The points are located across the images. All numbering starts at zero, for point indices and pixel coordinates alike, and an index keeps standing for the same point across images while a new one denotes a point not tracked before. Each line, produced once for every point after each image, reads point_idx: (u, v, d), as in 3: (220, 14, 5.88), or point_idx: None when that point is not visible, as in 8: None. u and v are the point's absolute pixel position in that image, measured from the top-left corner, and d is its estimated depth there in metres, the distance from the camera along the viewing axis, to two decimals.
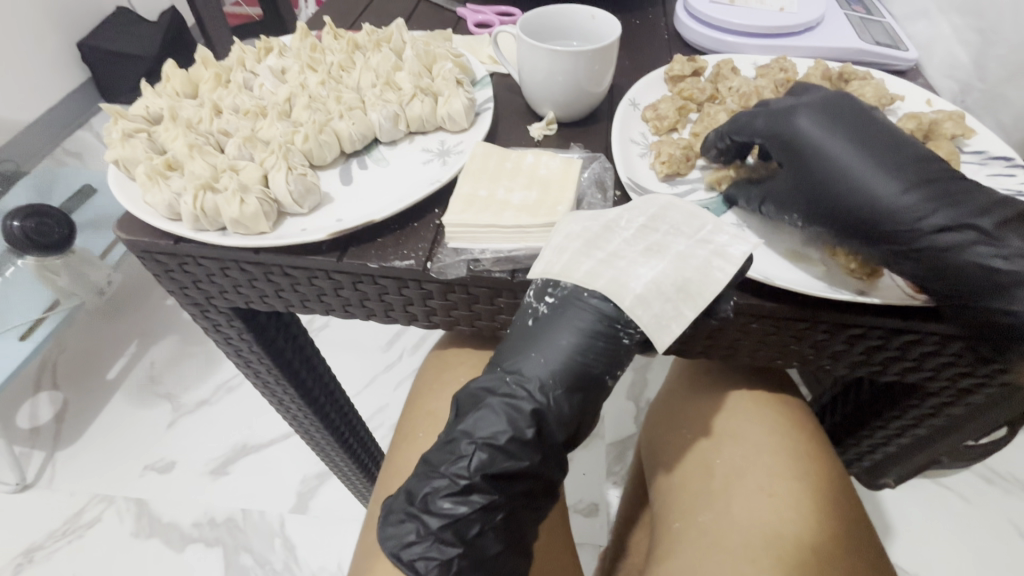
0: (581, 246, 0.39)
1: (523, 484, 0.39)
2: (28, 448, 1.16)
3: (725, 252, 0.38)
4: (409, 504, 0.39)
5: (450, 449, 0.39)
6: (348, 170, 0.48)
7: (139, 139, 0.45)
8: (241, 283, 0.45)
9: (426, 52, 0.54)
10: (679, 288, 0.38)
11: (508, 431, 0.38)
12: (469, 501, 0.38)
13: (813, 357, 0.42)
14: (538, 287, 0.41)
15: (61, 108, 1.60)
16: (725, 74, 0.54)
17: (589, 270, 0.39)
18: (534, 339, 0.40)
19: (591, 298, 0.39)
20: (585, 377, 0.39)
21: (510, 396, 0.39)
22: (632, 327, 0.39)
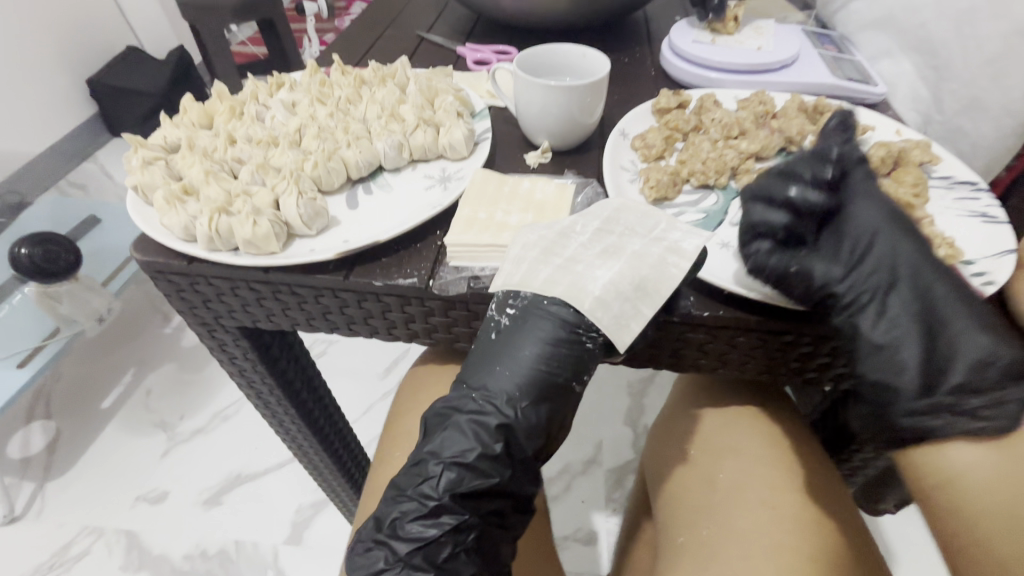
0: (539, 254, 0.42)
1: (494, 503, 0.41)
2: (18, 479, 1.14)
3: (678, 249, 0.41)
4: (377, 531, 0.40)
5: (416, 471, 0.40)
6: (353, 195, 0.50)
7: (157, 166, 0.48)
8: (248, 300, 0.47)
9: (429, 87, 0.58)
10: (637, 286, 0.40)
11: (475, 448, 0.39)
12: (439, 524, 0.39)
13: (799, 369, 0.44)
14: (500, 298, 0.42)
15: (69, 140, 1.65)
16: (708, 107, 0.57)
17: (547, 277, 0.41)
18: (499, 352, 0.41)
19: (551, 305, 0.41)
20: (550, 386, 0.41)
21: (477, 413, 0.40)
22: (594, 332, 0.40)
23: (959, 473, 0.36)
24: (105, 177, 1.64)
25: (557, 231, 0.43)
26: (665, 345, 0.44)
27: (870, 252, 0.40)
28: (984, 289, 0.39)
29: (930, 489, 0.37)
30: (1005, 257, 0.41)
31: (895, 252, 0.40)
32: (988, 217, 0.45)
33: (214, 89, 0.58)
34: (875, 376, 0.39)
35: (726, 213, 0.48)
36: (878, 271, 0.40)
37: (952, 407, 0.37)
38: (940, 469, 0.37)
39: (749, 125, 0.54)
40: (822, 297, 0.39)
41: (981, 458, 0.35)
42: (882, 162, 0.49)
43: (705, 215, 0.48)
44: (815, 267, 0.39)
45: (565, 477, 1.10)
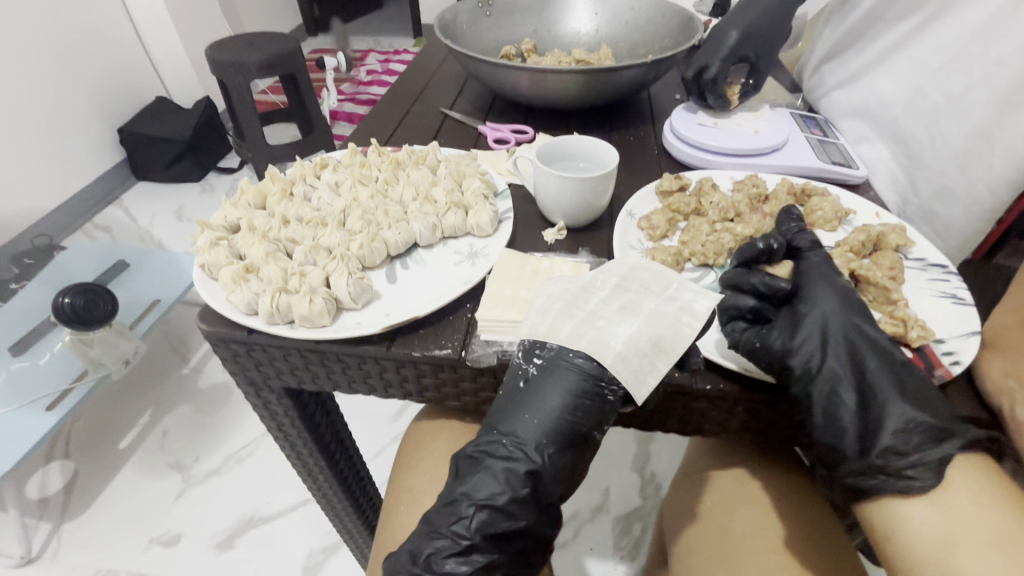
0: (563, 306, 0.47)
1: (519, 543, 0.46)
2: (35, 520, 1.17)
3: (691, 310, 0.45)
4: (414, 563, 0.46)
5: (450, 511, 0.46)
6: (392, 270, 0.57)
7: (222, 246, 0.55)
8: (296, 365, 0.52)
9: (458, 170, 0.65)
10: (654, 343, 0.44)
11: (505, 492, 0.44)
12: (471, 560, 0.45)
13: (795, 434, 0.49)
14: (527, 347, 0.47)
15: (98, 186, 1.74)
16: (707, 189, 0.64)
17: (572, 331, 0.45)
18: (527, 401, 0.46)
19: (576, 358, 0.45)
20: (575, 434, 0.45)
21: (507, 459, 0.45)
22: (615, 384, 0.44)
23: (902, 526, 0.41)
24: (129, 220, 1.71)
25: (578, 286, 0.48)
26: (670, 409, 0.49)
27: (827, 331, 0.45)
28: (952, 367, 0.45)
29: (881, 544, 0.42)
30: (971, 338, 0.46)
31: (846, 332, 0.45)
32: (957, 297, 0.50)
33: (267, 171, 0.65)
34: (825, 440, 0.44)
35: None
36: (834, 349, 0.45)
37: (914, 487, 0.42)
38: (886, 520, 0.42)
39: (744, 210, 0.61)
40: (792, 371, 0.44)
41: (916, 513, 0.41)
42: (863, 245, 0.55)
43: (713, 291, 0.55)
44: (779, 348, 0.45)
45: (574, 524, 1.13)
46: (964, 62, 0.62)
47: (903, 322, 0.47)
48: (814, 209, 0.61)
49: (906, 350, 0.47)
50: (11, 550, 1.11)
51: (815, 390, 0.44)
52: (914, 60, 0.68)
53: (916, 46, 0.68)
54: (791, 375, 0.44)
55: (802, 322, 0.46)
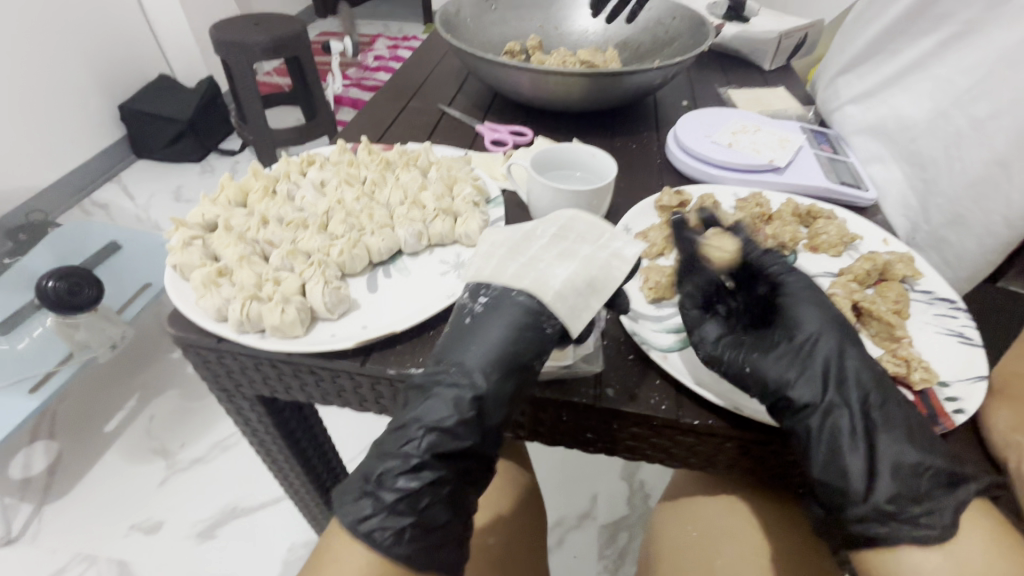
0: (506, 251, 0.43)
1: (467, 462, 0.43)
2: (16, 500, 1.15)
3: (621, 255, 0.42)
4: (365, 482, 0.43)
5: (400, 435, 0.42)
6: (374, 278, 0.54)
7: (196, 246, 0.53)
8: (268, 376, 0.50)
9: (449, 175, 0.62)
10: (589, 284, 0.41)
11: (453, 415, 0.41)
12: (420, 477, 0.42)
13: (787, 474, 0.46)
14: (472, 288, 0.43)
15: (96, 161, 1.71)
16: (707, 207, 0.61)
17: (515, 272, 0.42)
18: (471, 334, 0.42)
19: (519, 295, 0.41)
20: (518, 364, 0.41)
21: (455, 385, 0.41)
22: (553, 318, 0.41)
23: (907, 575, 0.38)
24: (126, 197, 1.68)
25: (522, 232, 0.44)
26: (660, 441, 0.46)
27: (808, 356, 0.43)
28: (955, 417, 0.43)
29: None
30: (977, 383, 0.44)
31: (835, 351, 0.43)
32: (965, 337, 0.47)
33: (250, 166, 0.62)
34: (827, 480, 0.40)
35: None
36: (812, 376, 0.42)
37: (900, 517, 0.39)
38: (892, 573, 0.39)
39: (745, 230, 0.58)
40: (770, 395, 0.42)
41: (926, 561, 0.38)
42: (868, 275, 0.53)
43: None
44: (757, 368, 0.42)
45: (559, 530, 1.11)
46: (990, 86, 0.59)
47: (906, 362, 0.45)
48: (818, 232, 0.59)
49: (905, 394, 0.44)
50: None
51: (815, 425, 0.40)
52: (938, 80, 0.65)
53: (938, 65, 0.65)
54: (789, 410, 0.41)
55: (799, 355, 0.43)
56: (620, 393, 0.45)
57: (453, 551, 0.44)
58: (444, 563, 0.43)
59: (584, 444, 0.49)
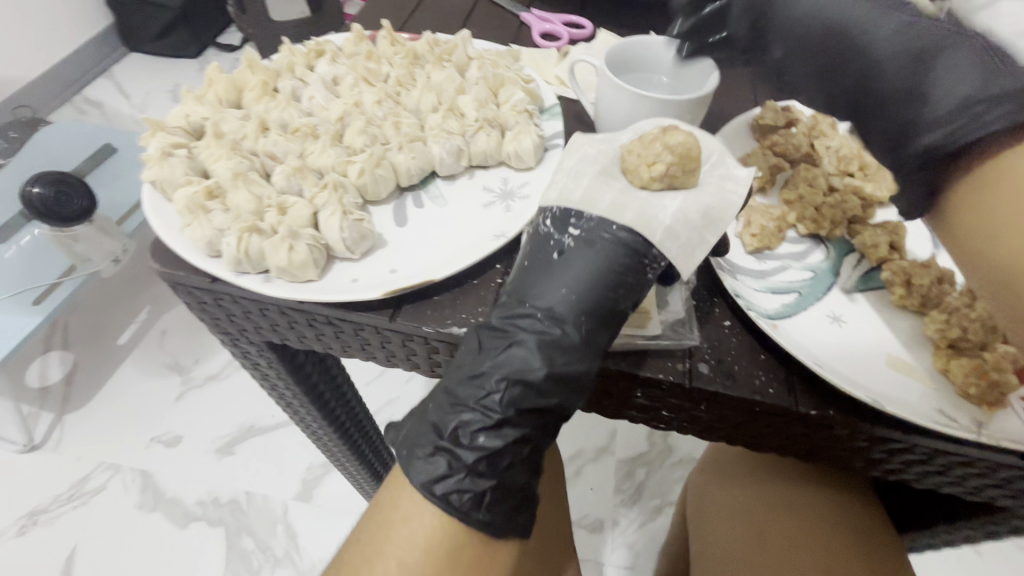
0: (599, 170, 0.35)
1: (546, 418, 0.35)
2: (36, 408, 1.05)
3: (733, 176, 0.36)
4: (438, 437, 0.34)
5: (477, 383, 0.34)
6: (402, 208, 0.43)
7: (178, 157, 0.41)
8: (278, 324, 0.41)
9: (494, 75, 0.49)
10: (703, 214, 0.34)
11: (543, 367, 0.33)
12: (503, 434, 0.34)
13: (897, 470, 0.37)
14: (558, 216, 0.35)
15: (90, 49, 1.50)
16: (823, 128, 0.48)
17: (612, 202, 0.34)
18: (559, 273, 0.34)
19: (619, 232, 0.33)
20: (614, 313, 0.34)
21: (543, 333, 0.34)
22: (658, 259, 0.34)
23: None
24: (121, 96, 1.48)
25: (619, 149, 0.37)
26: (750, 426, 0.38)
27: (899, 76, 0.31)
28: None
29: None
30: None
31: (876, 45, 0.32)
32: None
33: (245, 55, 0.49)
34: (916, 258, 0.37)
35: (837, 274, 0.41)
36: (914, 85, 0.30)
37: None
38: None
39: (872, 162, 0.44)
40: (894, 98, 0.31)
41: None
42: None
43: (812, 275, 0.41)
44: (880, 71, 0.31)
45: (576, 463, 1.02)
46: None
47: None
48: None
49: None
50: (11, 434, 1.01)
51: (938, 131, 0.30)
52: None
53: None
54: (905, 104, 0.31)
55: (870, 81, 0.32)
56: (716, 369, 0.36)
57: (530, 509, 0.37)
58: (521, 526, 0.36)
59: (654, 421, 0.40)
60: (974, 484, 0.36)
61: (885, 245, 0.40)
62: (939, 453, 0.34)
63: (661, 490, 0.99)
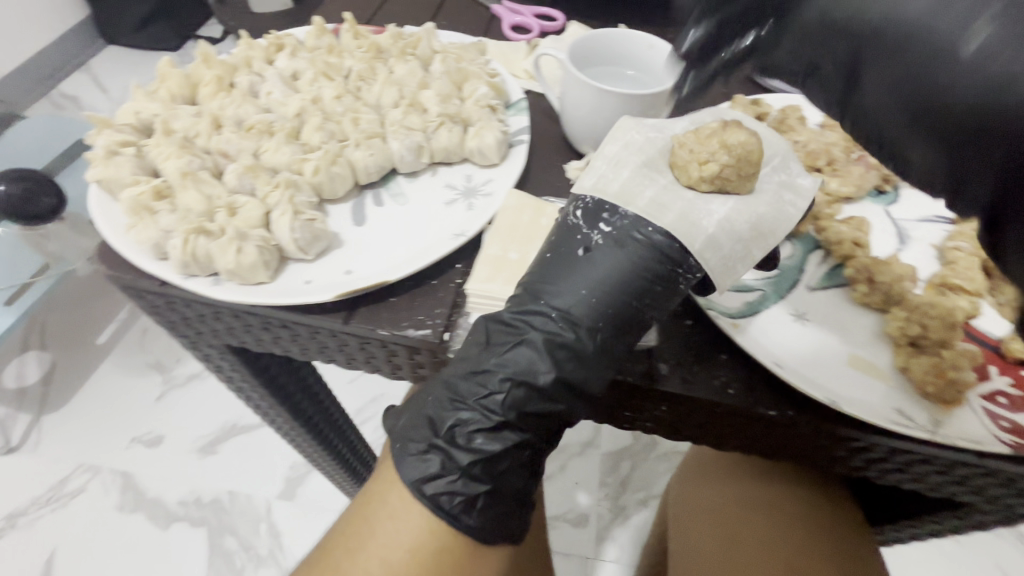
0: (643, 161, 0.34)
1: (548, 423, 0.34)
2: (12, 410, 1.03)
3: (795, 186, 0.35)
4: (434, 434, 0.33)
5: (479, 381, 0.33)
6: (361, 206, 0.42)
7: (125, 156, 0.40)
8: (234, 327, 0.40)
9: (457, 69, 0.48)
10: (753, 226, 0.33)
11: (550, 372, 0.32)
12: (501, 438, 0.33)
13: (856, 467, 0.37)
14: (591, 207, 0.34)
15: (66, 41, 1.45)
16: (790, 122, 0.47)
17: (654, 197, 0.33)
18: (580, 271, 0.33)
19: (654, 233, 0.32)
20: (633, 321, 0.33)
21: (553, 334, 0.33)
22: (694, 269, 0.33)
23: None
24: (96, 89, 1.44)
25: (670, 139, 0.35)
26: (712, 425, 0.37)
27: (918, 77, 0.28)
28: None
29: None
30: None
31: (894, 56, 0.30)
32: None
33: (199, 50, 0.48)
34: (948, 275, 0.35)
35: (802, 270, 0.40)
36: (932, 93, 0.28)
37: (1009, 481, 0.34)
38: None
39: (839, 156, 0.45)
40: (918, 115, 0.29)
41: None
42: None
43: (776, 271, 0.40)
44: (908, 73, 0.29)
45: (561, 457, 1.02)
46: None
47: None
48: None
49: (1005, 384, 0.34)
50: None
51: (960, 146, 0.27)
52: None
53: None
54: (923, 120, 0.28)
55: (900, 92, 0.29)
56: (674, 369, 0.35)
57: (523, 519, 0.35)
58: (513, 533, 0.35)
59: (618, 421, 0.40)
60: (937, 481, 0.36)
61: (848, 242, 0.40)
62: (900, 451, 0.34)
63: (645, 483, 0.99)
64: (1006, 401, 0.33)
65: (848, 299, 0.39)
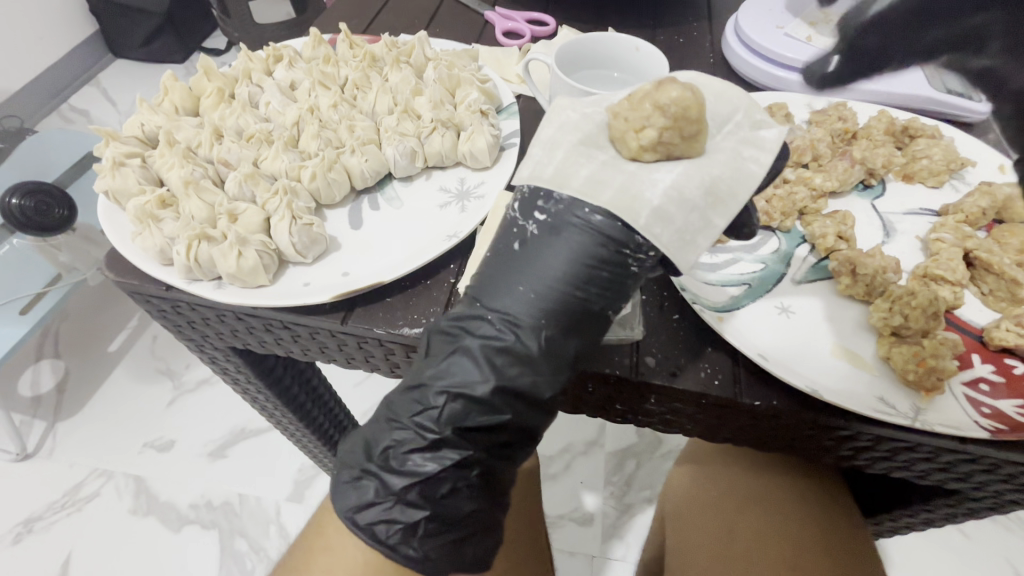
0: (580, 139, 0.31)
1: (501, 436, 0.33)
2: (28, 417, 1.05)
3: (757, 139, 0.30)
4: (368, 459, 0.34)
5: (415, 397, 0.33)
6: (358, 210, 0.44)
7: (131, 167, 0.42)
8: (238, 330, 0.42)
9: (450, 75, 0.49)
10: (708, 191, 0.29)
11: (485, 382, 0.31)
12: (439, 458, 0.32)
13: (846, 456, 0.38)
14: (526, 196, 0.31)
15: (75, 57, 1.49)
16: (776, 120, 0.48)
17: (590, 176, 0.30)
18: (519, 268, 0.31)
19: (593, 216, 0.29)
20: (582, 315, 0.31)
21: (492, 338, 0.31)
22: (642, 251, 0.30)
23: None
24: (106, 102, 1.47)
25: (606, 112, 0.32)
26: (700, 416, 0.38)
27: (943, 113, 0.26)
28: None
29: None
30: None
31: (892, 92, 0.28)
32: None
33: (200, 63, 0.49)
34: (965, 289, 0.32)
35: (789, 264, 0.41)
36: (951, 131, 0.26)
37: (993, 468, 0.34)
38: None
39: (825, 151, 0.46)
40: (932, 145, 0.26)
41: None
42: (982, 214, 0.42)
43: (762, 265, 0.41)
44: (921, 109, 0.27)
45: (566, 456, 1.02)
46: None
47: None
48: (916, 156, 0.45)
49: (989, 371, 0.35)
50: (5, 444, 1.02)
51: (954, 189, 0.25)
52: None
53: None
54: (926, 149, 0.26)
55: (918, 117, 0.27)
56: (661, 363, 0.36)
57: (487, 540, 0.35)
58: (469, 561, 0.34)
59: (610, 414, 0.41)
60: (924, 468, 0.37)
61: (832, 235, 0.41)
62: (884, 439, 0.35)
63: (651, 481, 0.99)
64: (988, 387, 0.34)
65: (834, 291, 0.39)
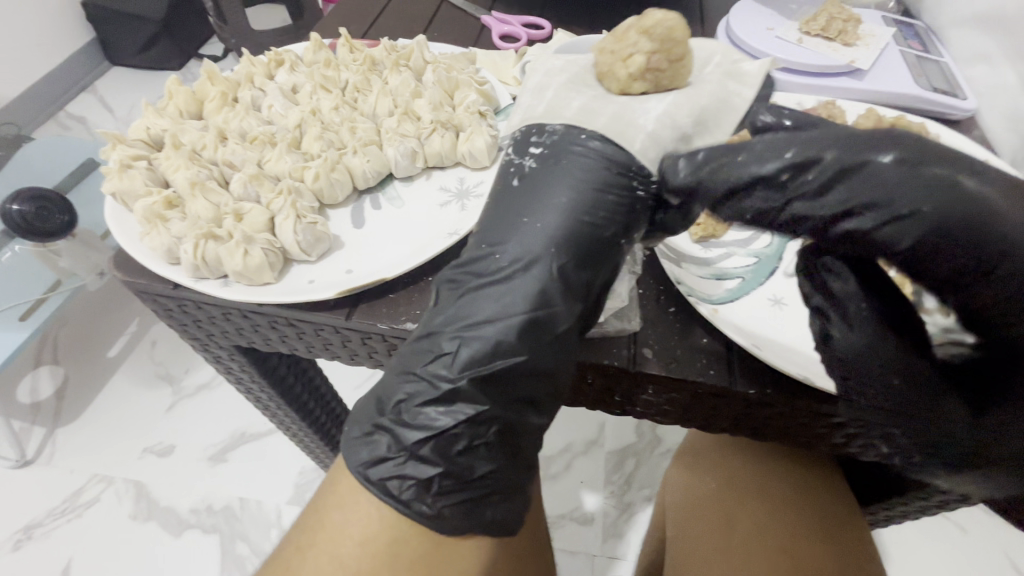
0: (568, 79, 0.35)
1: (519, 392, 0.33)
2: (28, 423, 1.06)
3: (737, 73, 0.34)
4: (380, 414, 0.34)
5: (427, 346, 0.33)
6: (360, 209, 0.45)
7: (139, 169, 0.43)
8: (244, 327, 0.42)
9: (448, 78, 0.50)
10: (696, 117, 0.32)
11: (499, 318, 0.32)
12: (452, 413, 0.32)
13: (839, 445, 0.39)
14: (519, 139, 0.34)
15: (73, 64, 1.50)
16: None
17: (582, 106, 0.33)
18: (523, 202, 0.33)
19: (590, 140, 0.32)
20: (594, 244, 0.32)
21: (499, 272, 0.32)
22: (643, 172, 0.32)
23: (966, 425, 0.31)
24: (103, 109, 1.47)
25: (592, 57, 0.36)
26: (698, 405, 0.39)
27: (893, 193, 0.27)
28: None
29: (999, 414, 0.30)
30: None
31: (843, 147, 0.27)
32: None
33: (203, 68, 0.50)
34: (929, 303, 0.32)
35: (781, 259, 0.42)
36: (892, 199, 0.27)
37: None
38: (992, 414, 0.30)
39: None
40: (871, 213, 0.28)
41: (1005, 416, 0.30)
42: None
43: (755, 260, 0.42)
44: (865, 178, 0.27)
45: (566, 456, 1.03)
46: None
47: None
48: None
49: None
50: (5, 450, 1.02)
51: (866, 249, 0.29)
52: None
53: None
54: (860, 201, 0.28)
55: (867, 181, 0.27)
56: (659, 353, 0.37)
57: (502, 503, 0.35)
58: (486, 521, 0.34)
59: (610, 406, 0.42)
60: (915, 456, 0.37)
61: None
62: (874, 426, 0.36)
63: (650, 480, 1.00)
64: None
65: None
